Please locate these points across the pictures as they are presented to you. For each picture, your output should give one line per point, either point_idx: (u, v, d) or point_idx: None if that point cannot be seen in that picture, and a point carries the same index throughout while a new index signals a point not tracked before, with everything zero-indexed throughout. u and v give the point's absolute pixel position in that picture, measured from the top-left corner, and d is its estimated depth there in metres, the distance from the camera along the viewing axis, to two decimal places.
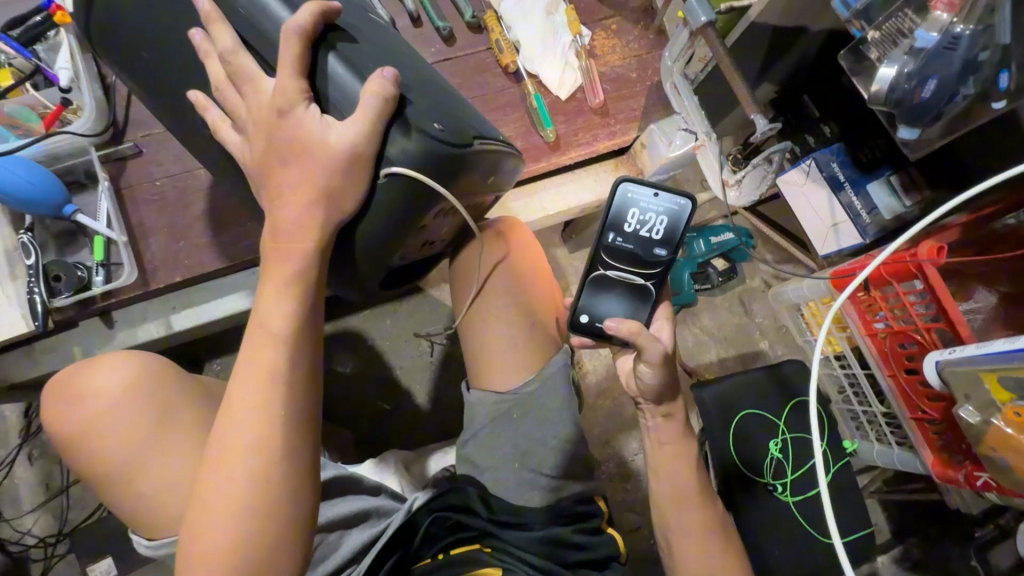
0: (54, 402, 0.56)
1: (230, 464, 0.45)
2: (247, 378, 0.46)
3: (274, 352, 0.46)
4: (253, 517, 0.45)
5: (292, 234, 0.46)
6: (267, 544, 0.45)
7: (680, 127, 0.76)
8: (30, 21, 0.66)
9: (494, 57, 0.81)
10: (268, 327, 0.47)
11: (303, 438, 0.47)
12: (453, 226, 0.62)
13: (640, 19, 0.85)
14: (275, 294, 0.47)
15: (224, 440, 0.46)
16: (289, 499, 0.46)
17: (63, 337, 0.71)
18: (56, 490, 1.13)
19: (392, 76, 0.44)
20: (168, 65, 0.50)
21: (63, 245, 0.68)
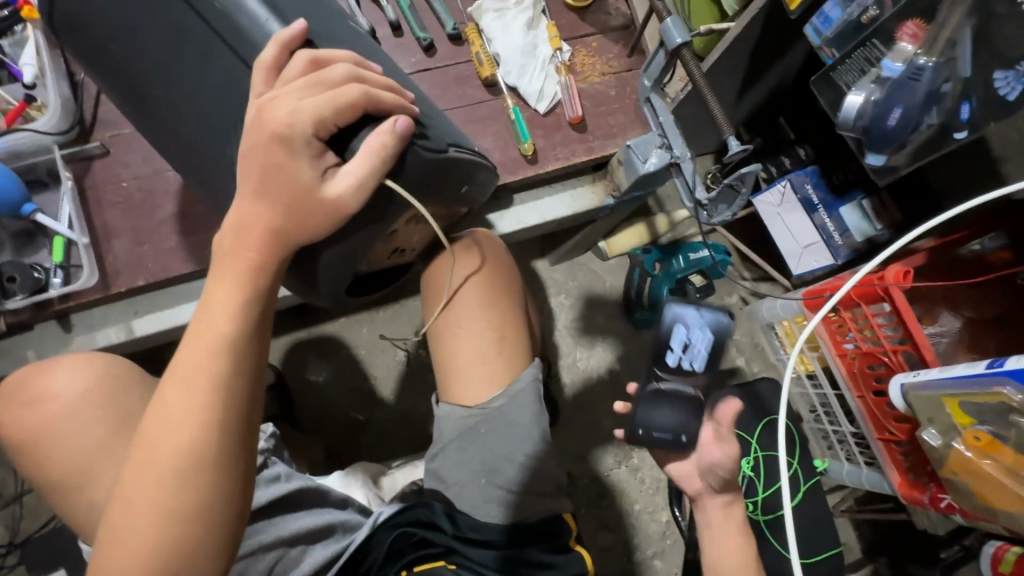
0: (7, 404, 0.56)
1: (158, 466, 0.42)
2: (182, 374, 0.44)
3: (212, 351, 0.44)
4: (173, 524, 0.42)
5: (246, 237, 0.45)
6: (184, 556, 0.42)
7: (656, 145, 0.73)
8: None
9: (474, 70, 0.81)
10: (208, 324, 0.44)
11: (234, 445, 0.44)
12: (422, 237, 0.61)
13: (620, 37, 0.86)
14: (221, 298, 0.45)
15: (151, 450, 0.43)
16: (216, 508, 0.44)
17: (17, 340, 0.68)
18: (10, 498, 1.09)
19: (404, 126, 0.45)
20: (136, 63, 0.49)
21: (21, 246, 0.66)
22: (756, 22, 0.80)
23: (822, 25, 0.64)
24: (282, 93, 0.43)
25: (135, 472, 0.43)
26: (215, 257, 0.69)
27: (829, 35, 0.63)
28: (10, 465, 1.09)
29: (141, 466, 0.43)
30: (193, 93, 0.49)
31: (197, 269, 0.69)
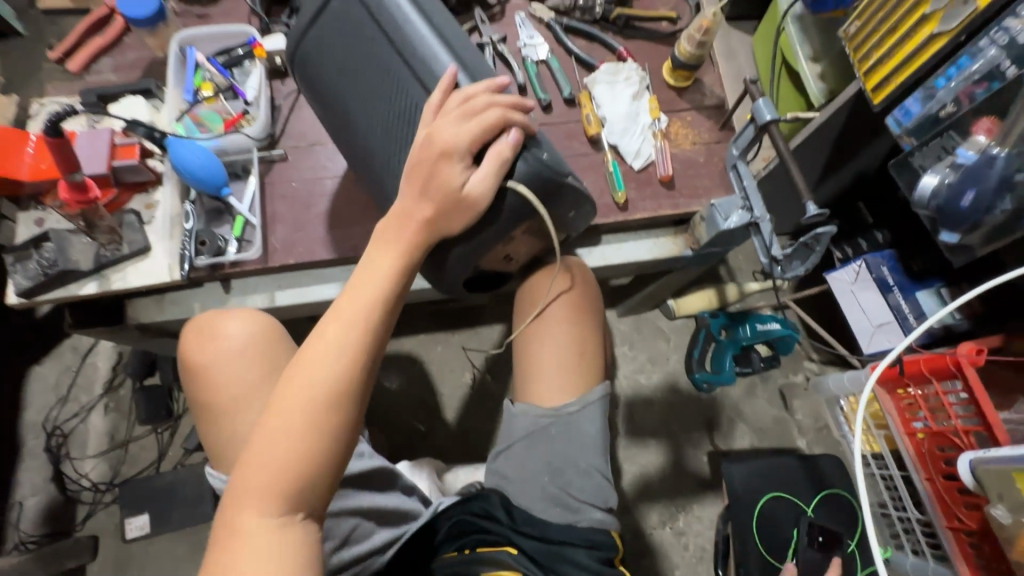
0: (194, 339, 0.68)
1: (313, 383, 0.56)
2: (344, 319, 0.59)
3: (371, 305, 0.60)
4: (315, 430, 0.56)
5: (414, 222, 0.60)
6: (316, 459, 0.56)
7: (738, 206, 0.82)
8: (235, 53, 0.88)
9: (583, 127, 0.95)
10: (369, 285, 0.60)
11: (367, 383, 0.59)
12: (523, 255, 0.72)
13: (712, 115, 0.98)
14: (377, 266, 0.61)
15: (308, 368, 0.57)
16: (345, 427, 0.57)
17: (187, 294, 0.83)
18: (118, 442, 1.24)
19: (518, 137, 0.58)
20: (345, 91, 0.67)
21: (210, 219, 0.83)
22: (843, 111, 0.91)
23: (903, 117, 0.74)
24: (445, 121, 0.59)
25: (294, 387, 0.56)
26: (351, 250, 0.84)
27: (908, 126, 0.73)
28: (127, 413, 1.26)
29: (300, 381, 0.56)
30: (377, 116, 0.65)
31: (335, 257, 0.84)
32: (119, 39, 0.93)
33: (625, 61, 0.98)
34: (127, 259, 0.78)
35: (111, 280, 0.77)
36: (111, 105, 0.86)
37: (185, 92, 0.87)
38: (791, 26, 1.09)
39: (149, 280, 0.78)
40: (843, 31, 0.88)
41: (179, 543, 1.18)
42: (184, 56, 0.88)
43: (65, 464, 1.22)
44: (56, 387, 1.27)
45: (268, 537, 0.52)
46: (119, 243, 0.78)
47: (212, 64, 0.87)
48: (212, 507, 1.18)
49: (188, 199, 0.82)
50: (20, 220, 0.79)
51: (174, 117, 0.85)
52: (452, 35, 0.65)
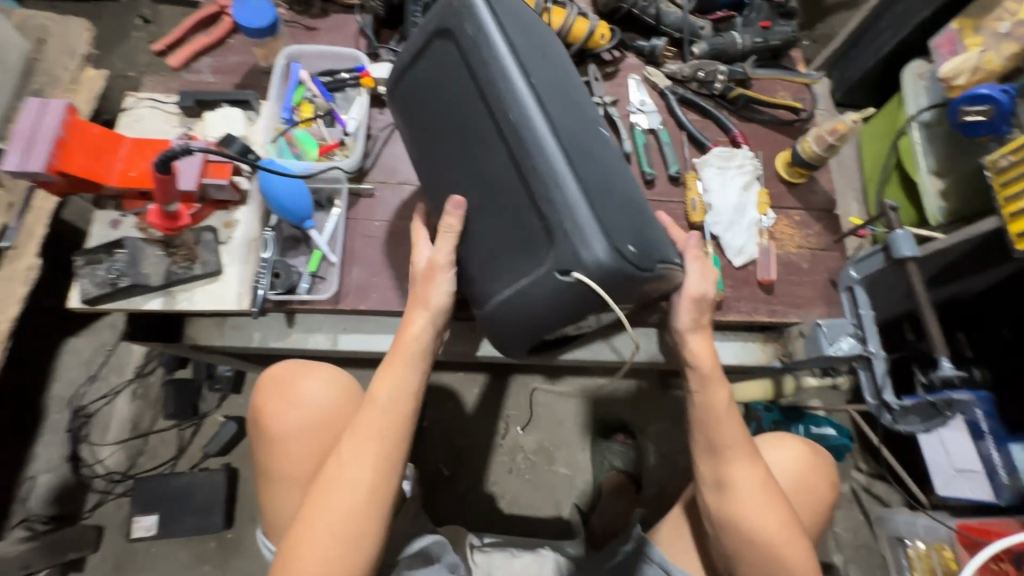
0: (258, 392, 0.71)
1: (337, 497, 0.59)
2: (360, 429, 0.61)
3: (385, 415, 0.62)
4: (343, 542, 0.58)
5: (424, 340, 0.64)
6: (346, 569, 0.58)
7: (848, 332, 0.75)
8: (340, 77, 0.85)
9: (685, 211, 0.89)
10: (379, 396, 0.62)
11: (383, 490, 0.61)
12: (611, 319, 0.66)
13: (822, 218, 0.92)
14: (393, 373, 0.63)
15: (337, 480, 0.60)
16: (369, 535, 0.60)
17: (250, 321, 0.79)
18: (140, 432, 1.21)
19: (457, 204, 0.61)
20: (438, 127, 0.63)
21: (288, 248, 0.79)
22: (965, 244, 0.85)
23: None
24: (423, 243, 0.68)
25: (317, 500, 0.59)
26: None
27: None
28: (154, 403, 1.24)
29: (321, 496, 0.59)
30: (470, 169, 0.61)
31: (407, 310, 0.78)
32: (224, 41, 0.90)
33: (738, 146, 0.93)
34: (197, 280, 0.74)
35: (178, 299, 0.73)
36: (207, 111, 0.82)
37: (284, 111, 0.83)
38: (916, 133, 1.00)
39: (216, 306, 0.74)
40: (986, 160, 0.81)
41: (182, 549, 1.15)
42: (288, 72, 0.85)
43: (84, 446, 1.19)
44: (88, 363, 1.25)
45: None
46: (192, 262, 0.74)
47: (316, 84, 0.83)
48: (222, 519, 1.15)
49: (269, 225, 0.78)
50: (96, 219, 0.76)
51: (269, 136, 0.81)
52: (556, 89, 0.59)
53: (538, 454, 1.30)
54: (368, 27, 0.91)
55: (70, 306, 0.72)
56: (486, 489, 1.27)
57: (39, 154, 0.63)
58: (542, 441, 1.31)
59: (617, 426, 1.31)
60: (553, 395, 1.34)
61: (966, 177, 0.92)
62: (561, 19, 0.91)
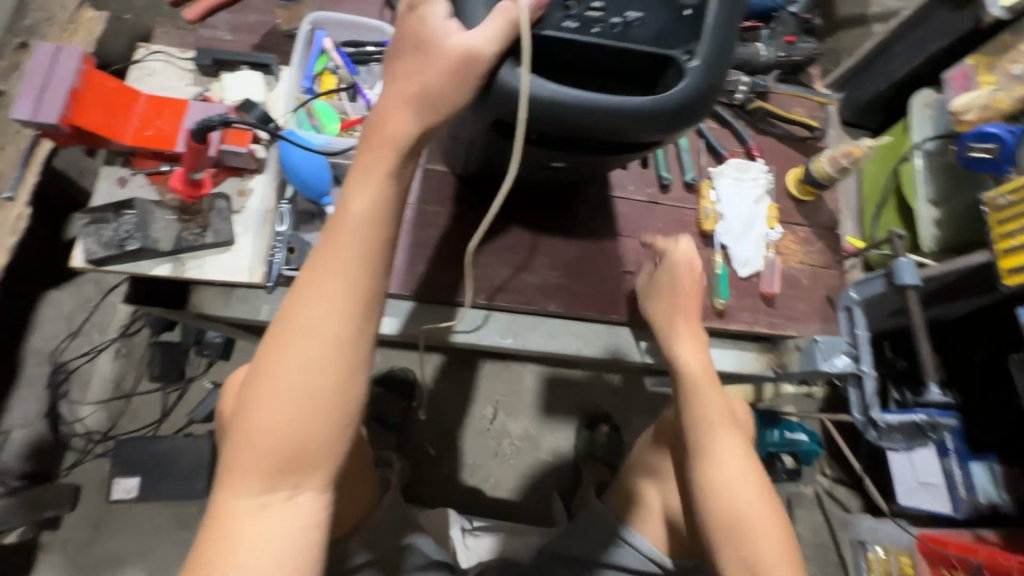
0: (222, 394, 0.65)
1: (295, 355, 0.40)
2: (315, 264, 0.41)
3: (353, 241, 0.41)
4: (301, 404, 0.40)
5: (408, 136, 0.41)
6: (302, 436, 0.40)
7: (843, 350, 0.79)
8: (364, 49, 0.82)
9: (697, 219, 0.90)
10: (348, 209, 0.41)
11: (348, 358, 0.41)
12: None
13: (824, 236, 0.95)
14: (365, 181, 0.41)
15: (299, 320, 0.40)
16: (334, 417, 0.40)
17: (259, 294, 0.77)
18: (122, 393, 1.19)
19: (544, 3, 0.40)
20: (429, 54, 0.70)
21: (302, 223, 0.78)
22: (956, 273, 0.89)
23: None
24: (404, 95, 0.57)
25: (272, 351, 0.40)
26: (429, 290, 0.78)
27: None
28: (139, 363, 1.21)
29: (273, 354, 0.40)
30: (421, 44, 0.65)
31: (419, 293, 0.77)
32: None
33: (753, 159, 0.94)
34: (208, 249, 0.72)
35: (186, 266, 0.71)
36: (224, 72, 0.79)
37: (306, 79, 0.80)
38: (918, 160, 1.03)
39: (226, 277, 0.72)
40: (985, 196, 0.84)
41: (163, 512, 1.14)
42: (311, 39, 0.82)
43: (63, 404, 1.16)
44: (69, 319, 1.21)
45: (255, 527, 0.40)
46: (203, 229, 0.72)
47: (339, 54, 0.81)
48: (205, 484, 1.14)
49: (284, 197, 0.77)
50: (102, 174, 0.73)
51: (291, 107, 0.79)
52: None
53: (524, 441, 1.32)
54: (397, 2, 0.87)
55: (72, 265, 0.69)
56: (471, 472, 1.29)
57: (53, 104, 0.61)
58: (528, 428, 1.33)
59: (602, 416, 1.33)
60: (542, 383, 1.37)
61: (961, 208, 0.96)
62: None
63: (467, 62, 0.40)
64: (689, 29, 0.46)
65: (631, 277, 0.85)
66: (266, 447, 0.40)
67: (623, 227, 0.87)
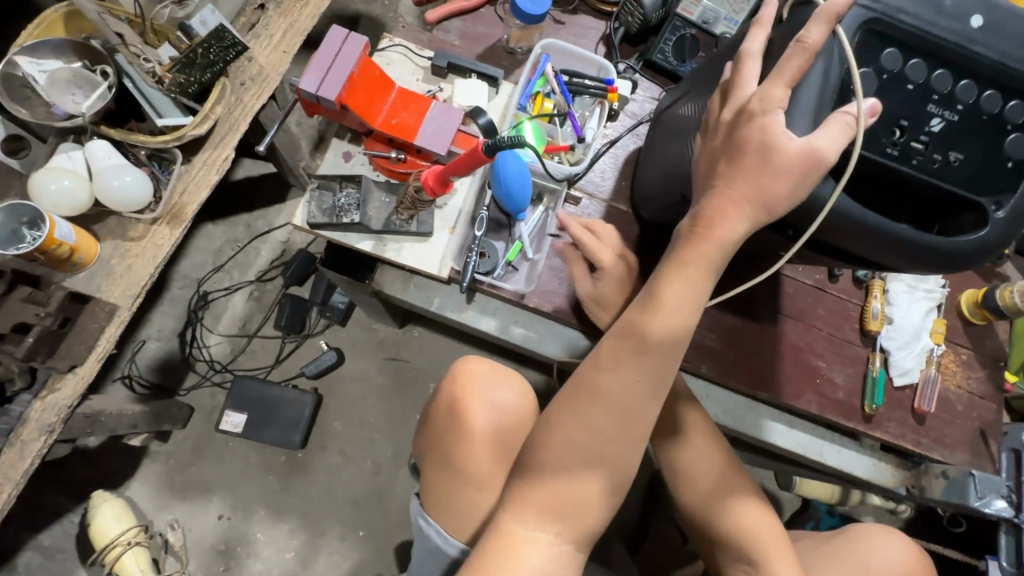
0: (450, 380, 0.74)
1: (590, 414, 0.49)
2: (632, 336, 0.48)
3: (671, 328, 0.47)
4: (600, 444, 0.49)
5: (735, 237, 0.45)
6: (594, 471, 0.50)
7: (1000, 492, 0.77)
8: (583, 82, 0.85)
9: (860, 315, 0.88)
10: (661, 297, 0.47)
11: (631, 425, 0.49)
12: (954, 130, 0.48)
13: (986, 365, 0.91)
14: (687, 272, 0.46)
15: (610, 376, 0.49)
16: (606, 473, 0.49)
17: (435, 285, 0.82)
18: (246, 332, 1.27)
19: (871, 110, 0.42)
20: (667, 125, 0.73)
21: (490, 230, 0.81)
22: None
23: None
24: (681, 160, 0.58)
25: (577, 395, 0.50)
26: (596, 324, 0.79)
27: None
28: (267, 309, 1.29)
29: (580, 398, 0.50)
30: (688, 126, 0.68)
31: (585, 325, 0.80)
32: (477, 8, 0.92)
33: None
34: (409, 236, 0.77)
35: (387, 247, 0.76)
36: (455, 76, 0.84)
37: (523, 97, 0.85)
38: None
39: (418, 265, 0.76)
40: None
41: (255, 453, 1.21)
42: (537, 61, 0.86)
43: (195, 330, 1.25)
44: (217, 254, 1.30)
45: (551, 547, 0.49)
46: (410, 217, 0.77)
47: (561, 82, 0.85)
48: (300, 438, 1.20)
49: (483, 204, 0.80)
50: (331, 146, 0.79)
51: (508, 121, 0.83)
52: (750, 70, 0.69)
53: None
54: (616, 36, 0.91)
55: (292, 222, 0.75)
56: None
57: (334, 83, 0.67)
58: None
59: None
60: None
61: None
62: None
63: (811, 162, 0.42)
64: (1003, 182, 0.48)
65: (786, 360, 0.84)
66: (551, 492, 0.49)
67: (787, 307, 0.87)
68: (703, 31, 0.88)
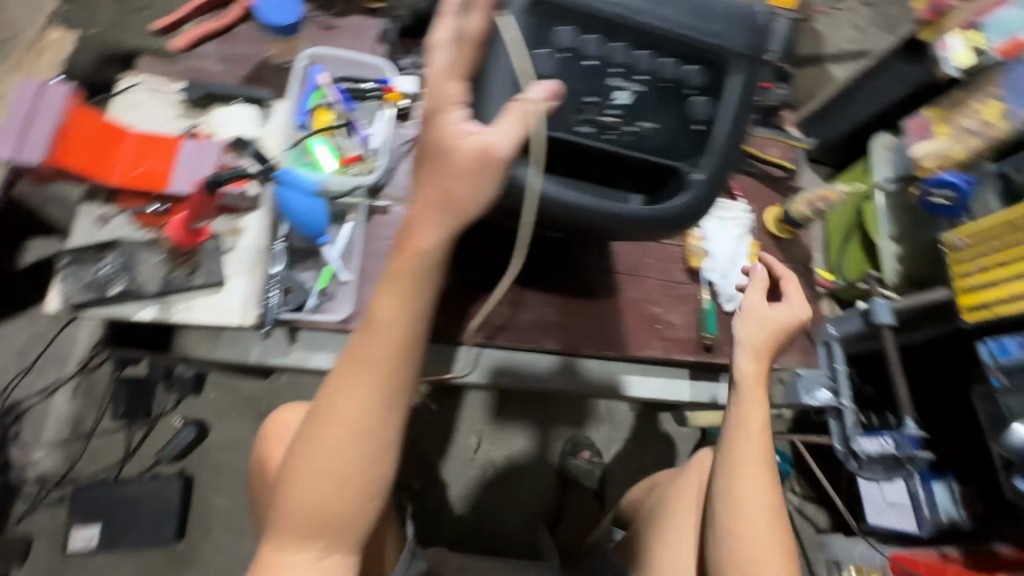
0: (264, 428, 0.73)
1: (332, 444, 0.48)
2: (359, 367, 0.47)
3: (383, 344, 0.47)
4: (339, 480, 0.48)
5: (431, 250, 0.44)
6: (340, 507, 0.49)
7: (824, 383, 0.84)
8: (363, 87, 0.82)
9: (684, 255, 0.93)
10: (376, 314, 0.47)
11: (372, 441, 0.48)
12: (640, 100, 0.52)
13: (801, 271, 1.00)
14: (392, 293, 0.46)
15: (338, 409, 0.48)
16: (363, 498, 0.49)
17: (249, 335, 0.74)
18: (80, 433, 1.11)
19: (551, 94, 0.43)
20: None
21: (296, 261, 0.75)
22: (921, 306, 0.95)
23: (998, 351, 0.78)
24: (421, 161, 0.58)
25: (315, 436, 0.48)
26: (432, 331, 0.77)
27: (1001, 363, 0.78)
28: (99, 401, 1.12)
29: (315, 440, 0.48)
30: None
31: None
32: (233, 26, 0.83)
33: (735, 198, 0.98)
34: (197, 291, 0.69)
35: (173, 310, 0.67)
36: (215, 106, 0.76)
37: (299, 114, 0.78)
38: (880, 199, 1.11)
39: (216, 320, 0.69)
40: (944, 239, 0.91)
41: (126, 562, 1.07)
42: (307, 73, 0.80)
43: (13, 448, 1.08)
44: (21, 355, 1.12)
45: None
46: (193, 271, 0.69)
47: (338, 91, 0.80)
48: (174, 530, 1.08)
49: (278, 236, 0.74)
50: (80, 212, 0.69)
51: (285, 144, 0.77)
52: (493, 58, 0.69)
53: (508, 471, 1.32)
54: (389, 34, 0.86)
55: (45, 309, 0.65)
56: (458, 503, 1.28)
57: (36, 144, 0.59)
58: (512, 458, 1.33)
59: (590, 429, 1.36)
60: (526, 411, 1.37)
61: (920, 247, 1.04)
62: None
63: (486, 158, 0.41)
64: (691, 145, 0.52)
65: (628, 315, 0.87)
66: (303, 520, 0.49)
67: (619, 264, 0.89)
68: None
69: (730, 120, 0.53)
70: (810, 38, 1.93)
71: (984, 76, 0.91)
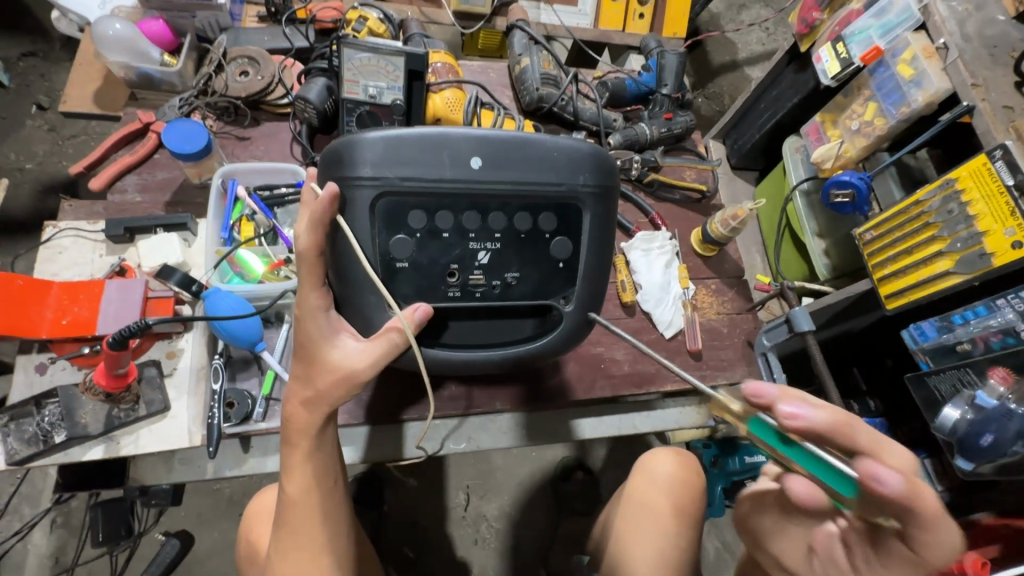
0: (247, 523, 0.78)
1: None
2: (293, 536, 0.59)
3: (307, 514, 0.59)
4: None
5: (315, 423, 0.57)
6: None
7: None
8: (280, 192, 0.85)
9: (617, 291, 0.97)
10: (291, 495, 0.59)
11: None
12: (500, 255, 0.60)
13: (733, 283, 1.04)
14: (298, 476, 0.59)
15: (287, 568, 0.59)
16: None
17: (203, 451, 0.76)
18: (61, 567, 1.10)
19: (422, 313, 0.55)
20: None
21: (236, 371, 0.77)
22: (848, 299, 1.00)
23: (920, 336, 0.82)
24: None
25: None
26: (372, 415, 0.78)
27: (923, 346, 0.82)
28: (78, 530, 1.12)
29: None
30: None
31: (365, 420, 0.79)
32: (149, 157, 0.88)
33: (658, 228, 1.03)
34: (142, 420, 0.71)
35: (121, 445, 0.69)
36: (139, 238, 0.79)
37: (223, 230, 0.82)
38: (799, 200, 1.16)
39: (165, 447, 0.70)
40: (855, 232, 0.96)
41: None
42: (225, 189, 0.84)
43: None
44: None
45: None
46: (135, 402, 0.71)
47: (256, 201, 0.83)
48: None
49: (217, 352, 0.77)
50: (18, 364, 0.71)
51: (211, 260, 0.80)
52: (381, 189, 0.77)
53: (501, 521, 1.32)
54: (302, 136, 0.92)
55: None
56: (454, 564, 1.27)
57: None
58: (502, 507, 1.33)
59: (574, 466, 1.37)
60: (509, 458, 1.38)
61: (843, 240, 1.09)
62: (491, 121, 0.98)
63: (357, 362, 0.54)
64: (558, 279, 0.62)
65: (569, 360, 0.90)
66: None
67: None
68: (377, 104, 0.87)
69: (586, 248, 0.62)
70: (723, 49, 2.03)
71: (860, 80, 0.97)
